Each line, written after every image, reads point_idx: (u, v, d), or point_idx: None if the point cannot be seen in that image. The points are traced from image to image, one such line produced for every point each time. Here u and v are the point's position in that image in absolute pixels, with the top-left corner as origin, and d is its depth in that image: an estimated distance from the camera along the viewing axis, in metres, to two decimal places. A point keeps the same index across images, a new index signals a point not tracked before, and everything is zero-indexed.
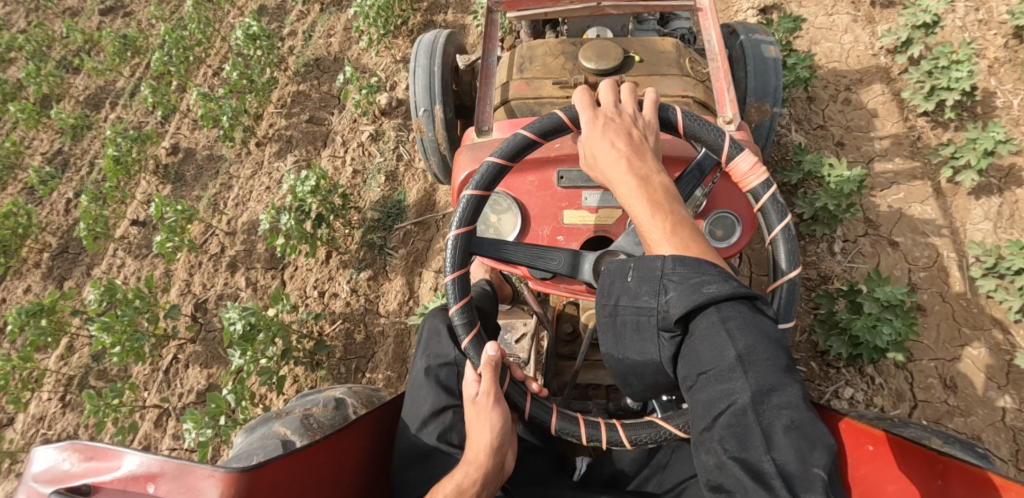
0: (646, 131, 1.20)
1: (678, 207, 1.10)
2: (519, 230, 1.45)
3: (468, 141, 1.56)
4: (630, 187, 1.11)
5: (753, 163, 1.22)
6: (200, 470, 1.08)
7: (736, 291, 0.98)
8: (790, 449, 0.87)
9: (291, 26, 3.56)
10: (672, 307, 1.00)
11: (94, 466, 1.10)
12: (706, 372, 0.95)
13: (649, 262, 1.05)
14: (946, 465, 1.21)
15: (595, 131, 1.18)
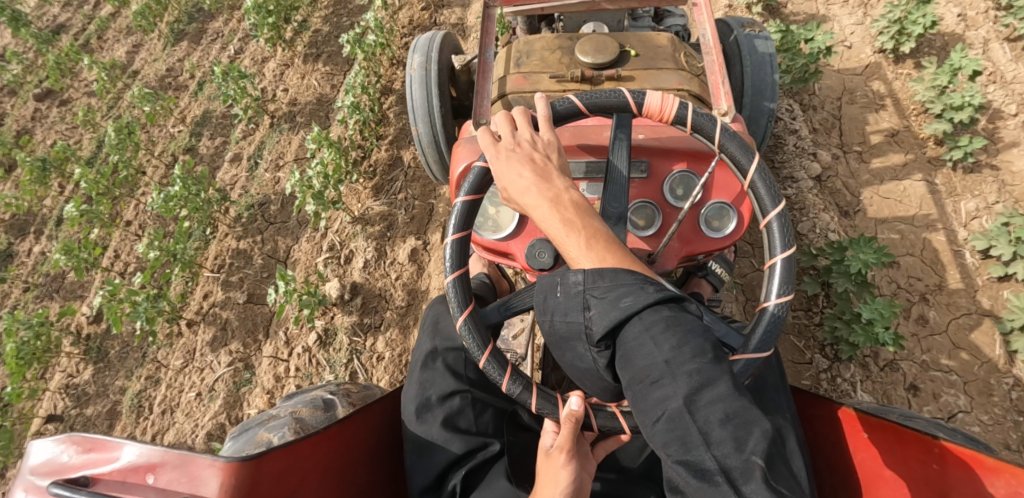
0: (547, 151, 1.18)
1: (592, 219, 1.11)
2: (517, 222, 1.46)
3: (465, 134, 1.57)
4: (544, 210, 1.11)
5: (661, 94, 1.24)
6: (199, 460, 1.11)
7: (653, 296, 1.01)
8: (726, 442, 0.90)
9: (235, 148, 3.09)
10: (596, 322, 1.03)
11: (94, 458, 1.12)
12: (638, 381, 0.98)
13: (570, 280, 1.07)
14: (943, 448, 1.20)
15: (500, 165, 1.16)
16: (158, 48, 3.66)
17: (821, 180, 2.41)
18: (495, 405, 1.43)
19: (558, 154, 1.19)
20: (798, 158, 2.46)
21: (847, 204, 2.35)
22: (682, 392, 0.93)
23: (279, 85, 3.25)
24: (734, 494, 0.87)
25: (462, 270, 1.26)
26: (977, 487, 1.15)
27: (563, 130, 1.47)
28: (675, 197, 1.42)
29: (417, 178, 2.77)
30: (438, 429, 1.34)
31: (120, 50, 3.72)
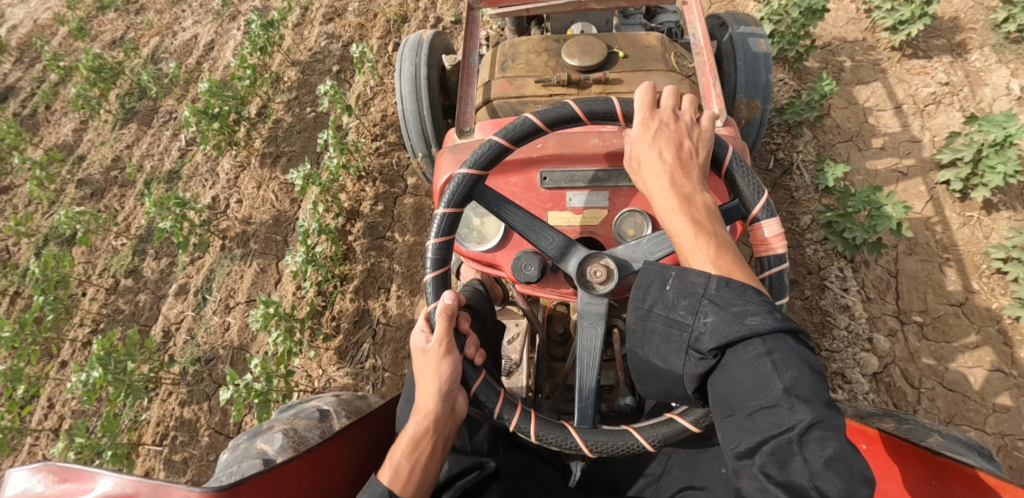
0: (698, 144, 1.19)
1: (720, 229, 1.12)
2: (503, 234, 1.42)
3: (449, 143, 1.53)
4: (670, 204, 1.13)
5: (776, 231, 1.17)
6: (175, 491, 1.09)
7: (780, 323, 1.01)
8: (834, 481, 0.89)
9: (182, 277, 2.60)
10: (710, 330, 1.03)
11: (68, 488, 1.10)
12: (749, 402, 0.98)
13: (689, 280, 1.08)
14: (943, 464, 1.17)
15: (645, 136, 1.18)
16: (106, 129, 3.18)
17: (882, 383, 1.96)
18: (490, 423, 1.38)
19: (705, 156, 1.19)
20: (851, 348, 2.01)
21: (908, 407, 1.92)
22: (798, 421, 0.93)
23: (233, 195, 2.79)
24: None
25: (443, 271, 1.25)
26: None
27: (548, 137, 1.43)
28: None
29: (386, 341, 2.31)
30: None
31: (66, 126, 3.25)
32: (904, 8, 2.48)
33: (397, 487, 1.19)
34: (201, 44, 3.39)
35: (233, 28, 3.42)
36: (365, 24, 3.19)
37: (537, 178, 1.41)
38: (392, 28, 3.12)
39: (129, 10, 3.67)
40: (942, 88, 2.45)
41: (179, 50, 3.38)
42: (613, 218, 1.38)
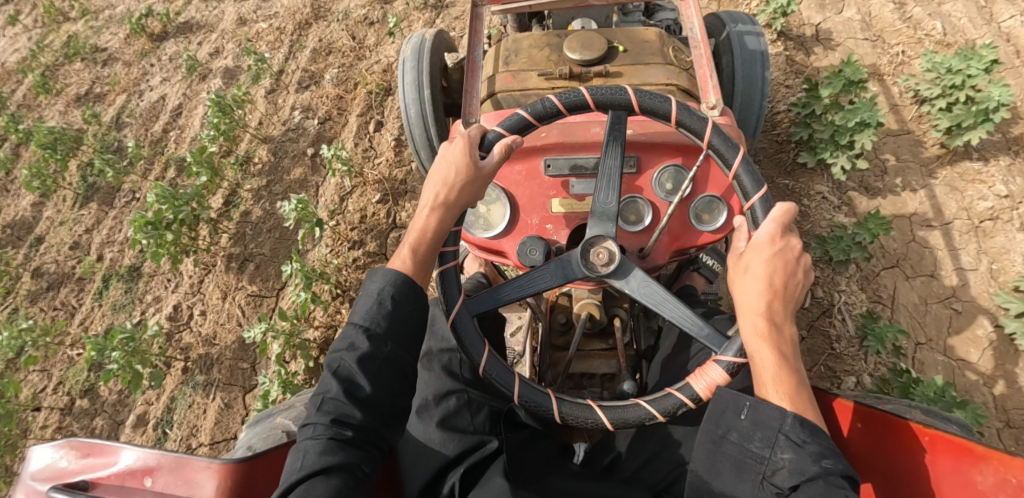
0: (804, 285, 1.16)
1: (798, 367, 1.11)
2: (508, 220, 1.47)
3: (456, 133, 1.58)
4: (759, 328, 1.11)
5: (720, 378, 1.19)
6: (195, 463, 1.12)
7: (847, 470, 1.04)
8: None
9: (139, 407, 2.35)
10: (787, 467, 1.05)
11: (92, 462, 1.14)
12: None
13: (769, 411, 1.08)
14: (933, 437, 1.19)
15: (766, 253, 1.14)
16: (66, 206, 2.95)
17: None
18: (491, 405, 1.43)
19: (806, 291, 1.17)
20: None
21: None
22: None
23: (196, 304, 2.55)
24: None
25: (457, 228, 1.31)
26: (965, 475, 1.13)
27: (551, 127, 1.48)
28: (665, 191, 1.42)
29: None
30: (433, 428, 1.36)
31: (25, 199, 3.03)
32: (964, 112, 2.22)
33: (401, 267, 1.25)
34: (171, 106, 3.21)
35: (202, 91, 3.22)
36: (344, 96, 2.99)
37: (541, 166, 1.47)
38: (372, 105, 2.93)
39: (97, 61, 3.50)
40: (999, 202, 2.20)
41: (144, 114, 3.19)
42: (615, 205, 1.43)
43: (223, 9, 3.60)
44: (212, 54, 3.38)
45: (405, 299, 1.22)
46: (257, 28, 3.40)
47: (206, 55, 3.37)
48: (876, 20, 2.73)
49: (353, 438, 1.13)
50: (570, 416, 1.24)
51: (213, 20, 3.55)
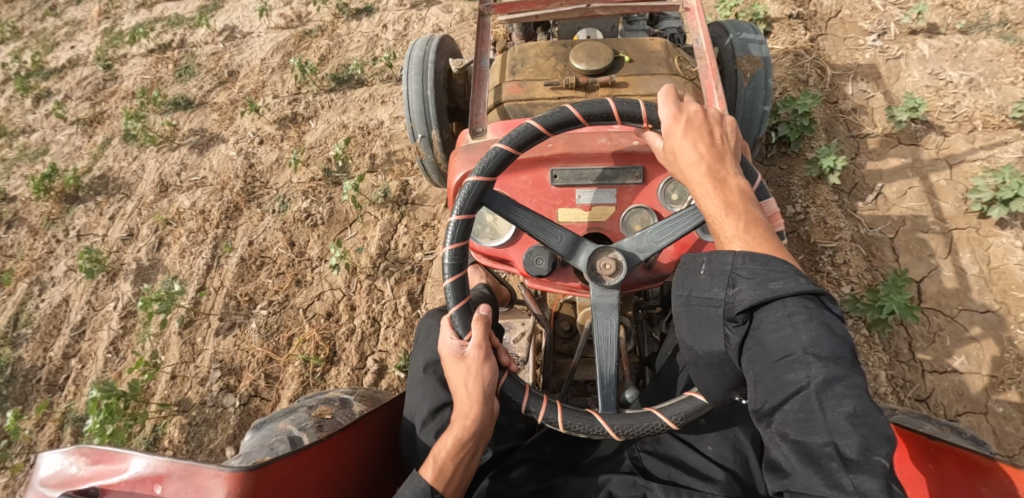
0: (728, 132, 1.24)
1: (752, 208, 1.15)
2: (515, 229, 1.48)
3: (462, 144, 1.58)
4: (705, 186, 1.18)
5: (774, 214, 1.28)
6: (205, 470, 1.13)
7: (802, 288, 1.02)
8: (852, 434, 0.93)
9: None
10: (741, 297, 1.05)
11: (102, 469, 1.15)
12: (771, 359, 1.00)
13: (722, 257, 1.10)
14: (938, 448, 1.26)
15: (677, 127, 1.23)
16: None
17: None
18: None
19: (734, 140, 1.24)
20: None
21: None
22: (818, 377, 0.96)
23: None
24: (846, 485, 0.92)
25: (462, 242, 1.32)
26: (970, 481, 1.18)
27: (558, 137, 1.49)
28: (670, 201, 1.43)
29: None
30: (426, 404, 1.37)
31: None
32: None
33: (440, 487, 1.22)
34: (72, 321, 2.55)
35: (110, 300, 2.56)
36: (275, 356, 2.31)
37: (548, 176, 1.47)
38: (309, 382, 2.25)
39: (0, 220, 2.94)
40: None
41: (43, 326, 2.55)
42: (620, 215, 1.44)
43: (143, 165, 3.01)
44: (124, 238, 2.74)
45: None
46: (177, 204, 2.80)
47: (116, 240, 2.73)
48: (1000, 275, 2.12)
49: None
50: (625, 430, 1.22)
51: (131, 179, 2.95)
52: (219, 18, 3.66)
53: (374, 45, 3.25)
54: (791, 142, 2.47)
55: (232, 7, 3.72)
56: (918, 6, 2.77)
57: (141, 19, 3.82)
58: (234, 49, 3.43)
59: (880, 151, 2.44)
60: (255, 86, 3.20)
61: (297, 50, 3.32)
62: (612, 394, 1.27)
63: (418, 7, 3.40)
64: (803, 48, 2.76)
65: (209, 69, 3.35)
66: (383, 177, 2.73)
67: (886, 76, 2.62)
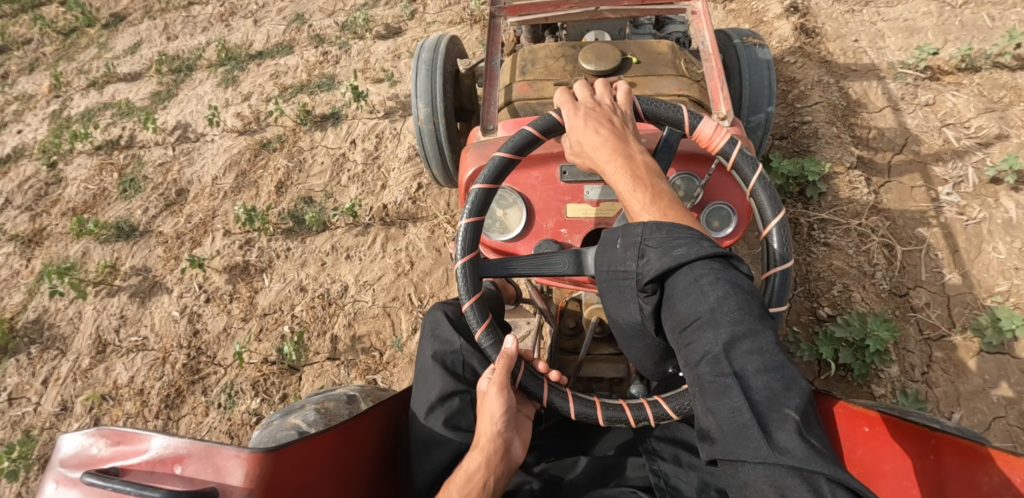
0: (623, 118, 1.30)
1: (656, 180, 1.21)
2: (524, 223, 1.52)
3: (474, 140, 1.62)
4: (614, 166, 1.22)
5: (715, 126, 1.29)
6: (223, 451, 1.16)
7: (706, 251, 1.05)
8: (762, 388, 0.95)
9: None
10: (647, 268, 1.09)
11: (123, 450, 1.18)
12: (681, 325, 1.03)
13: (631, 229, 1.14)
14: (939, 439, 1.27)
15: (577, 122, 1.29)
16: None
17: None
18: None
19: (630, 125, 1.31)
20: None
21: None
22: (725, 338, 0.98)
23: None
24: (765, 441, 0.92)
25: (473, 254, 1.35)
26: (972, 477, 1.21)
27: None
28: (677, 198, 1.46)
29: None
30: (439, 428, 1.38)
31: None
32: None
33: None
34: None
35: None
36: None
37: (557, 172, 1.50)
38: None
39: None
40: None
41: None
42: None
43: (80, 312, 2.61)
44: (57, 413, 2.37)
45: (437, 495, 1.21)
46: (114, 376, 2.41)
47: (48, 414, 2.36)
48: None
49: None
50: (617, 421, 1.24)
51: (67, 330, 2.57)
52: (170, 112, 3.23)
53: (339, 170, 2.79)
54: (855, 371, 2.04)
55: (186, 98, 3.27)
56: (1005, 156, 2.29)
57: (91, 103, 3.41)
58: (186, 159, 3.01)
59: (957, 359, 2.05)
60: (205, 214, 2.77)
61: (252, 170, 2.86)
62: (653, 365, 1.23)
63: (392, 117, 2.95)
64: (869, 225, 2.31)
65: (157, 185, 2.93)
66: (347, 372, 2.29)
67: (963, 253, 2.21)
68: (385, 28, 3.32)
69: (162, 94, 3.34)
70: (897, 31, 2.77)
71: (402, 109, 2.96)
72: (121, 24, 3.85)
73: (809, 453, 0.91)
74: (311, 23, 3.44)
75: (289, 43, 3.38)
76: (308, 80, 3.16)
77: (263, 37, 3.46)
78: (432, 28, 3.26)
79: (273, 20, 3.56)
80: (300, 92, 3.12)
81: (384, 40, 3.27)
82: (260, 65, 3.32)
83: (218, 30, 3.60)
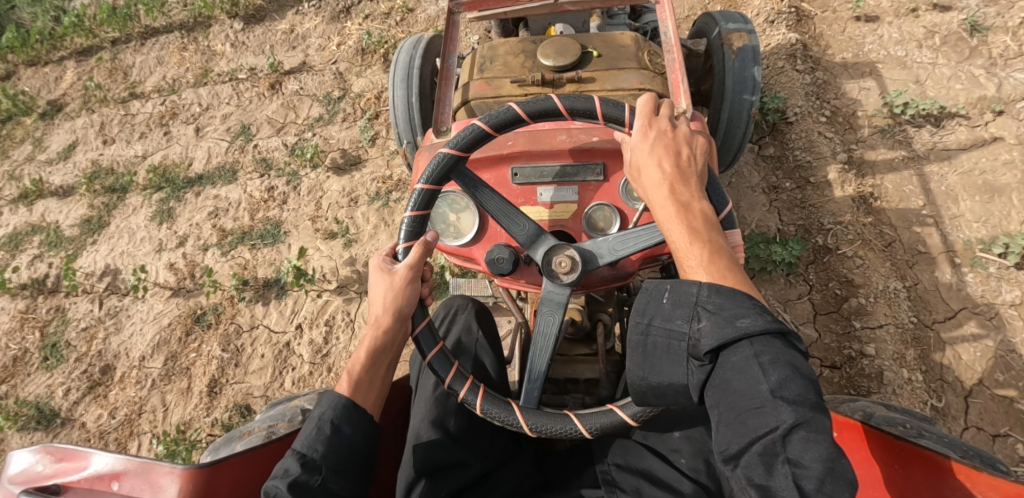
0: (696, 152, 1.21)
1: (716, 235, 1.13)
2: (478, 227, 1.49)
3: (427, 143, 1.58)
4: (670, 213, 1.15)
5: (736, 244, 1.21)
6: (160, 467, 1.15)
7: (769, 326, 1.00)
8: (815, 477, 0.90)
9: None
10: (705, 335, 1.03)
11: (65, 466, 1.18)
12: (736, 401, 0.98)
13: (685, 287, 1.09)
14: (905, 449, 1.22)
15: (644, 146, 1.21)
16: None
17: None
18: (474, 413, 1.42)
19: (703, 166, 1.21)
20: None
21: None
22: (782, 421, 0.93)
23: None
24: None
25: (436, 185, 1.30)
26: (936, 491, 1.17)
27: (518, 135, 1.47)
28: (632, 198, 1.41)
29: None
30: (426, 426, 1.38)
31: None
32: None
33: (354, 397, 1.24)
34: None
35: None
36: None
37: (509, 174, 1.46)
38: None
39: None
40: None
41: None
42: (582, 211, 1.43)
43: None
44: None
45: (348, 421, 1.21)
46: None
47: None
48: None
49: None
50: (490, 414, 1.24)
51: None
52: (98, 251, 2.89)
53: (279, 371, 2.40)
54: None
55: (117, 232, 2.91)
56: None
57: (20, 223, 3.10)
58: (111, 322, 2.67)
59: None
60: (133, 410, 2.44)
61: (183, 354, 2.51)
62: (537, 389, 1.29)
63: (347, 292, 2.51)
64: None
65: (82, 356, 2.62)
66: None
67: None
68: (340, 157, 2.83)
69: (92, 222, 2.98)
70: (973, 191, 2.16)
71: (358, 282, 2.52)
72: (58, 115, 3.44)
73: None
74: (257, 141, 2.98)
75: (232, 165, 2.95)
76: (250, 227, 2.74)
77: (204, 153, 3.02)
78: (392, 164, 2.77)
79: (216, 131, 3.09)
80: (240, 243, 2.71)
81: (339, 176, 2.78)
82: (199, 195, 2.91)
83: (155, 140, 3.15)
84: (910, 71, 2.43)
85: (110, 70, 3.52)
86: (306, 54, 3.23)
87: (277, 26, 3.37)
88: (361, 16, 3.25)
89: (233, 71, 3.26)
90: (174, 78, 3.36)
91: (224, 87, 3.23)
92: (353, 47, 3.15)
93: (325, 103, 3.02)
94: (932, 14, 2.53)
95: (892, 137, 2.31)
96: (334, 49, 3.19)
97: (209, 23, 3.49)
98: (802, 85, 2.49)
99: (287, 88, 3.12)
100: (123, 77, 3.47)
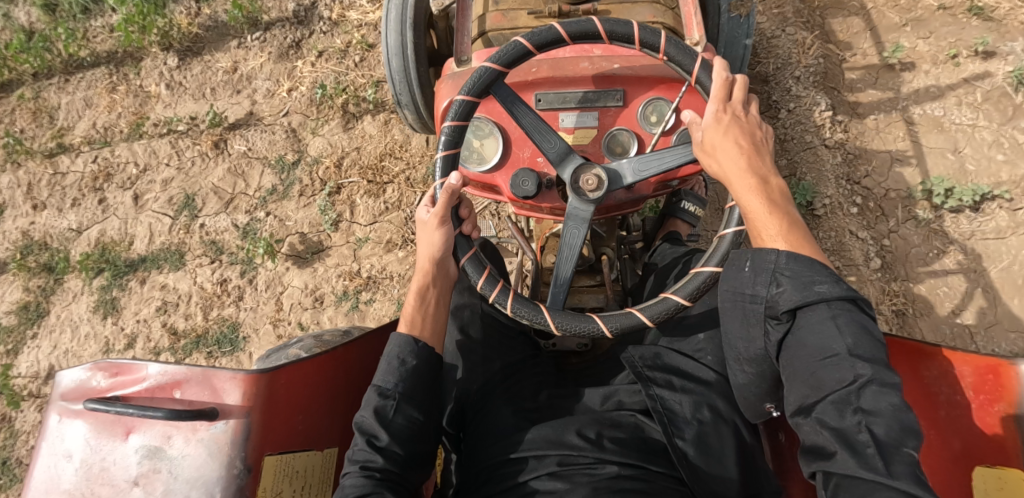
0: (763, 135, 1.32)
1: (788, 207, 1.24)
2: (501, 153, 1.55)
3: (448, 72, 1.62)
4: (750, 186, 1.24)
5: None
6: (220, 374, 1.21)
7: (845, 293, 1.13)
8: (889, 422, 1.02)
9: None
10: (784, 297, 1.15)
11: (122, 380, 1.22)
12: (814, 357, 1.10)
13: (765, 255, 1.19)
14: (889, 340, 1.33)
15: (725, 124, 1.28)
16: None
17: None
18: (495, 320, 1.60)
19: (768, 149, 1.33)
20: None
21: None
22: (858, 373, 1.06)
23: None
24: (883, 467, 0.99)
25: (470, 103, 1.35)
26: (917, 371, 1.30)
27: (541, 62, 1.53)
28: (649, 123, 1.50)
29: None
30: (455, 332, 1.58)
31: None
32: None
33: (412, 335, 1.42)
34: None
35: None
36: None
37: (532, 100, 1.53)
38: None
39: None
40: None
41: None
42: (602, 137, 1.51)
43: None
44: None
45: (411, 353, 1.36)
46: None
47: None
48: None
49: (383, 474, 1.25)
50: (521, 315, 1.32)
51: None
52: (41, 348, 2.59)
53: None
54: None
55: (58, 324, 2.60)
56: None
57: None
58: None
59: None
60: None
61: None
62: (563, 293, 1.39)
63: None
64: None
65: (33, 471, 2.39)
66: None
67: None
68: (299, 242, 2.59)
69: (31, 309, 2.63)
70: (1016, 292, 2.21)
71: None
72: None
73: (924, 489, 0.98)
74: (203, 220, 2.64)
75: (178, 248, 2.62)
76: (204, 329, 2.51)
77: (145, 231, 2.65)
78: (360, 254, 2.57)
79: (156, 200, 2.70)
80: (196, 349, 2.50)
81: (300, 268, 2.57)
82: (145, 282, 2.60)
83: (91, 209, 2.71)
84: (950, 137, 2.39)
85: (33, 112, 2.88)
86: (253, 100, 2.80)
87: (217, 63, 2.87)
88: (314, 53, 2.82)
89: (173, 121, 2.78)
90: (106, 126, 2.82)
91: (162, 142, 2.77)
92: (306, 96, 2.77)
93: (278, 169, 2.69)
94: (973, 63, 2.44)
95: (928, 227, 2.33)
96: (285, 96, 2.79)
97: (140, 56, 2.90)
98: (830, 168, 2.40)
99: (233, 147, 2.73)
100: (49, 121, 2.87)
